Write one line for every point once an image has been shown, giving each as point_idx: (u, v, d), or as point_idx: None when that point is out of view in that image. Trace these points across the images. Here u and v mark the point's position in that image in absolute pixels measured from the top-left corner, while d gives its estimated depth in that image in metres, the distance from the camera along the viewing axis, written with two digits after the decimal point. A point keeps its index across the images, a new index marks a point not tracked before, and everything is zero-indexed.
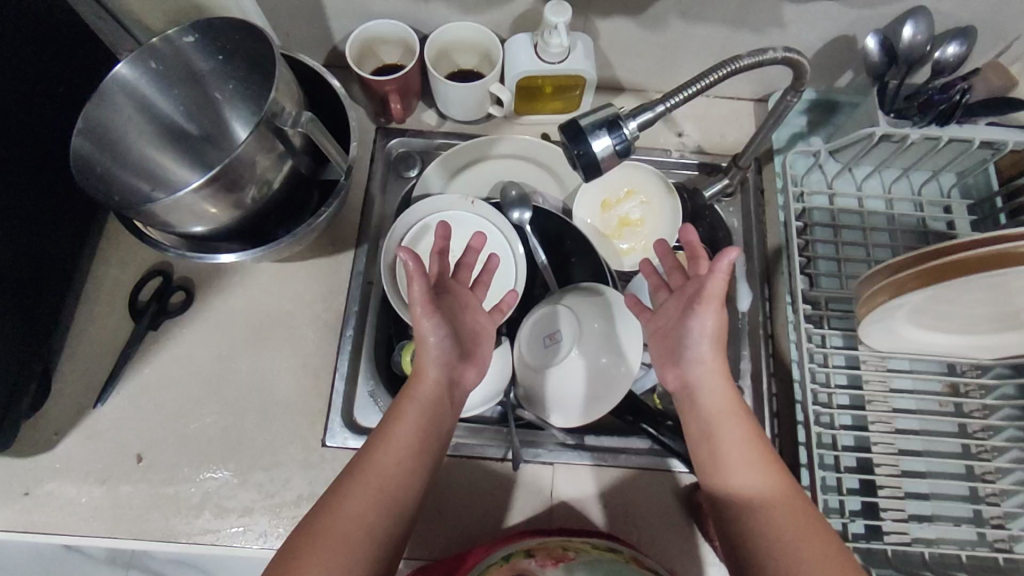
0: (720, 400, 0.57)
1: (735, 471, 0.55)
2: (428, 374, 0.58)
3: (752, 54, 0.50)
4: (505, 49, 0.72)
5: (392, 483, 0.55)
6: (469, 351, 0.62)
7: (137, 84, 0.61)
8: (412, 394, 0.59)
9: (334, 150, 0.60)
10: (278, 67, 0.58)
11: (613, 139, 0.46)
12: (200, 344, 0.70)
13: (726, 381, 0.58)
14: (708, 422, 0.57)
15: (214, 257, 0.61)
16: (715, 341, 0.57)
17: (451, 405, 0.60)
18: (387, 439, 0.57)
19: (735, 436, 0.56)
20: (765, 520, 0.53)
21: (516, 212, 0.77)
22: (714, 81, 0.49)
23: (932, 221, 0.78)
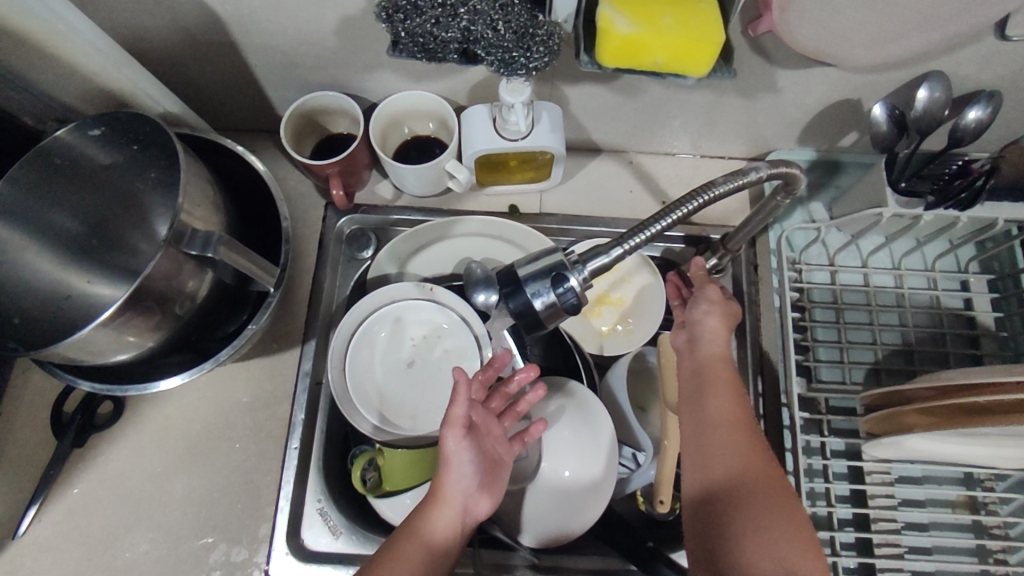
0: (719, 354, 0.53)
1: (716, 423, 0.49)
2: (444, 496, 0.52)
3: (729, 178, 0.42)
4: (461, 122, 0.64)
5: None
6: (497, 480, 0.55)
7: (31, 197, 0.55)
8: (436, 490, 0.53)
9: (257, 267, 0.53)
10: (186, 176, 0.50)
11: (557, 295, 0.38)
12: (132, 461, 0.64)
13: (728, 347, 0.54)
14: (702, 378, 0.51)
15: (152, 385, 0.55)
16: (723, 319, 0.55)
17: (463, 536, 0.52)
18: (409, 534, 0.51)
19: (730, 405, 0.50)
20: (740, 497, 0.46)
21: (479, 293, 0.69)
22: (685, 214, 0.41)
23: (947, 299, 0.70)
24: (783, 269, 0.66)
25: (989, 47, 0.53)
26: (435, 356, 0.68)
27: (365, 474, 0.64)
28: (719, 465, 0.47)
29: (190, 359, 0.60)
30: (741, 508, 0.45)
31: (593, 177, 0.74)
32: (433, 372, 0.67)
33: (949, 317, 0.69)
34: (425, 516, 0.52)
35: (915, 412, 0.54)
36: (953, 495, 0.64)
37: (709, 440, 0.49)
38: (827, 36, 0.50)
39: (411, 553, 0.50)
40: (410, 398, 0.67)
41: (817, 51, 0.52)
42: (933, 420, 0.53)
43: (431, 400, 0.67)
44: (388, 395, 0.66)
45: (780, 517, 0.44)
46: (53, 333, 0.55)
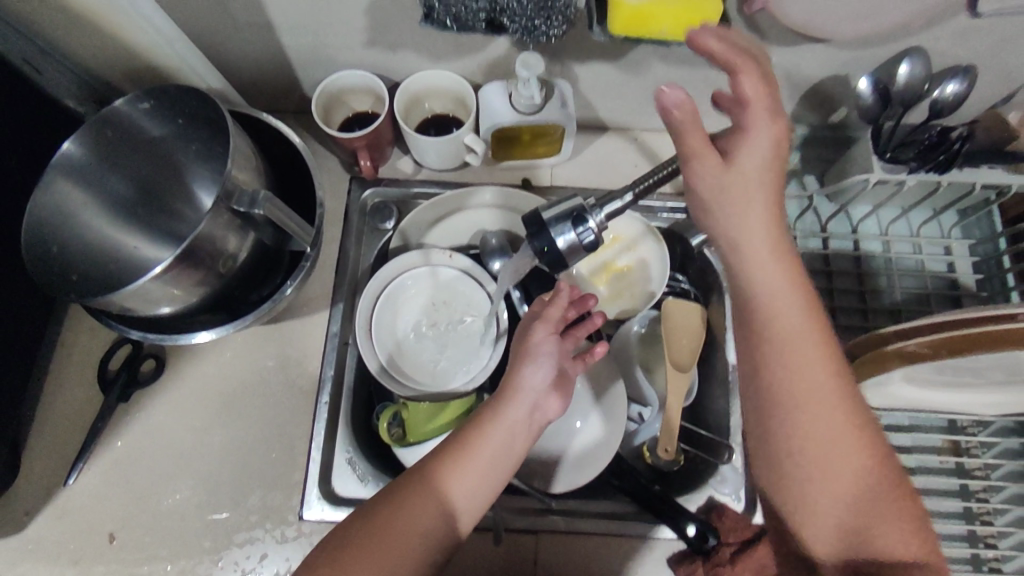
0: (794, 320, 0.46)
1: (795, 390, 0.46)
2: (517, 391, 0.55)
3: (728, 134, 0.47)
4: (479, 99, 0.69)
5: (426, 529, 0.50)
6: (565, 387, 0.57)
7: (89, 162, 0.60)
8: (469, 440, 0.53)
9: (296, 227, 0.57)
10: (233, 139, 0.55)
11: (578, 234, 0.42)
12: (173, 414, 0.68)
13: (790, 270, 0.47)
14: (781, 353, 0.46)
15: (189, 336, 0.59)
16: (776, 257, 0.46)
17: (530, 434, 0.54)
18: (431, 477, 0.52)
19: (801, 359, 0.46)
20: (822, 474, 0.47)
21: (495, 262, 0.74)
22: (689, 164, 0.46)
23: (930, 263, 0.75)
24: None
25: (963, 23, 0.58)
26: (452, 319, 0.72)
27: (391, 426, 0.69)
28: (805, 448, 0.47)
29: (223, 318, 0.64)
30: (814, 483, 0.47)
31: (599, 153, 0.79)
32: (452, 333, 0.72)
33: (933, 280, 0.74)
34: (454, 462, 0.52)
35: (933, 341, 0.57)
36: (939, 442, 0.68)
37: (791, 421, 0.47)
38: (815, 12, 0.55)
39: (431, 497, 0.51)
40: (431, 359, 0.72)
41: (807, 26, 0.57)
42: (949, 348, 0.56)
43: (448, 361, 0.71)
44: (410, 353, 0.71)
45: (852, 483, 0.47)
46: (105, 285, 0.59)
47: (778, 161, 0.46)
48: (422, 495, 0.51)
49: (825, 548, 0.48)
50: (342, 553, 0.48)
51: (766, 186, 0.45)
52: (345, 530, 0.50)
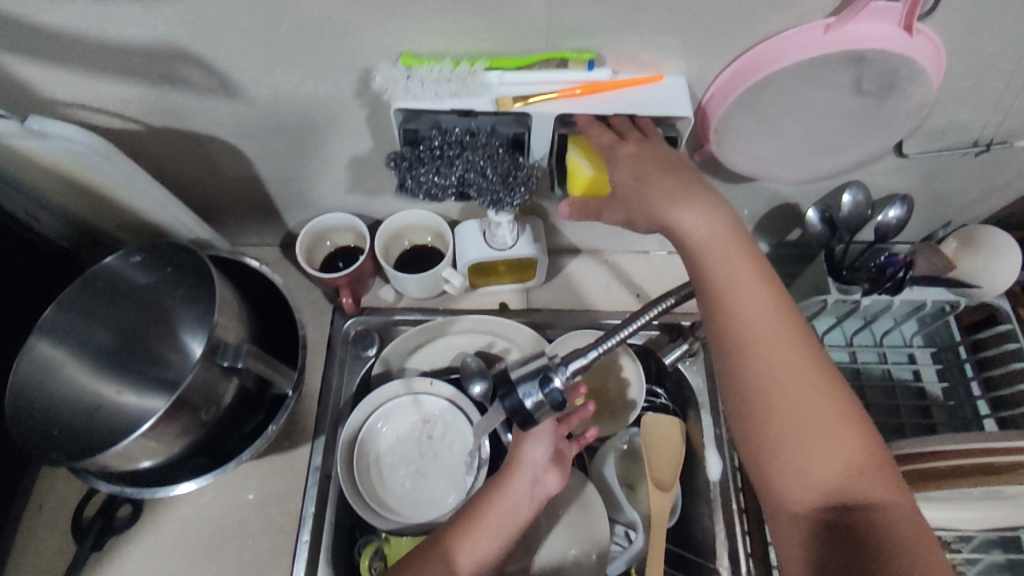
0: (764, 322, 0.47)
1: (778, 391, 0.46)
2: (519, 462, 0.60)
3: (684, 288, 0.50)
4: (455, 235, 0.73)
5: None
6: (564, 463, 0.62)
7: (79, 316, 0.62)
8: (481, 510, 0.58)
9: (278, 374, 0.59)
10: (217, 294, 0.57)
11: (545, 393, 0.44)
12: (148, 561, 0.67)
13: (753, 272, 0.48)
14: (752, 348, 0.47)
15: (168, 489, 0.59)
16: (737, 265, 0.48)
17: (532, 505, 0.59)
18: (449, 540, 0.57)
19: (777, 358, 0.46)
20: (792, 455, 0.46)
21: (476, 384, 0.76)
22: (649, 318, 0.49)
23: (897, 371, 0.77)
24: None
25: (893, 161, 0.64)
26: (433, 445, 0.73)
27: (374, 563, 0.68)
28: (774, 428, 0.46)
29: (204, 464, 0.63)
30: (792, 457, 0.46)
31: (573, 275, 0.83)
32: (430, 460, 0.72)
33: (901, 388, 0.76)
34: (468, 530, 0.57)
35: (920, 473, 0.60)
36: None
37: (768, 409, 0.46)
38: (758, 161, 0.61)
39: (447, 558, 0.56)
40: (410, 487, 0.71)
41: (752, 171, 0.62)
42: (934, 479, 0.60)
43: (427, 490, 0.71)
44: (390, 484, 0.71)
45: (829, 467, 0.45)
46: (89, 444, 0.60)
47: (731, 228, 0.48)
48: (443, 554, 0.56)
49: (798, 553, 0.46)
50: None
51: (726, 241, 0.48)
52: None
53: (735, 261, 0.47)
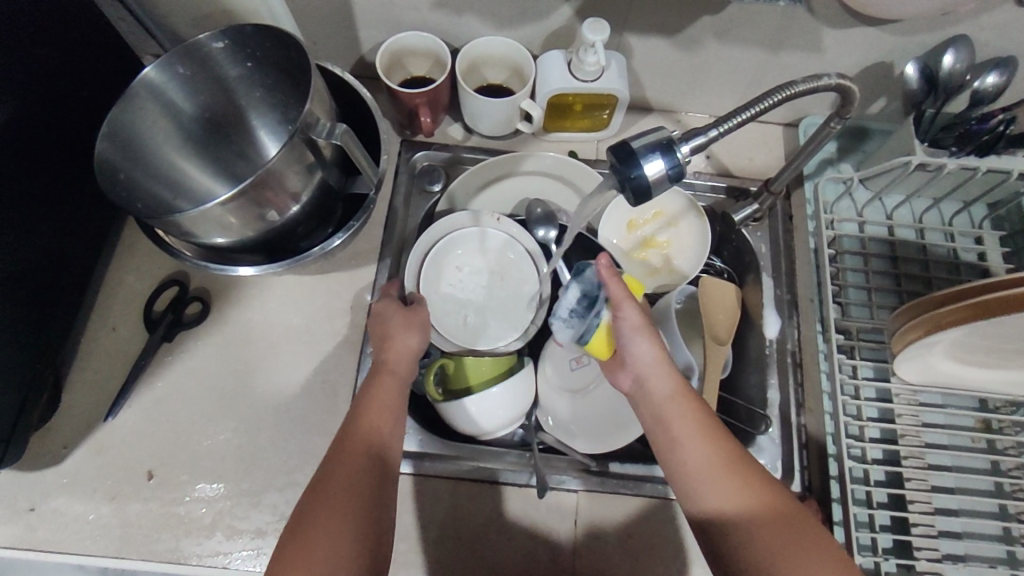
0: (667, 389, 0.54)
1: (686, 445, 0.51)
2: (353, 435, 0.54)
3: (807, 80, 0.50)
4: (537, 66, 0.71)
5: (354, 508, 0.49)
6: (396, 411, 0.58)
7: (165, 93, 0.60)
8: (378, 389, 0.57)
9: (366, 163, 0.59)
10: (313, 77, 0.55)
11: (666, 163, 0.44)
12: (216, 357, 0.68)
13: (671, 373, 0.54)
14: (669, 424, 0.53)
15: (232, 269, 0.59)
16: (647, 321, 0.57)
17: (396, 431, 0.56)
18: (342, 471, 0.51)
19: (685, 423, 0.52)
20: (730, 524, 0.48)
21: (540, 229, 0.76)
22: (767, 107, 0.49)
23: (963, 252, 0.76)
24: (819, 214, 0.74)
25: (1007, 13, 0.62)
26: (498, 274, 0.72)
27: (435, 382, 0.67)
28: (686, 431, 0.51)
29: (266, 259, 0.64)
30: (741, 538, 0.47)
31: (643, 131, 0.81)
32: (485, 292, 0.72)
33: (966, 268, 0.75)
34: (367, 417, 0.55)
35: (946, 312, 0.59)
36: (970, 421, 0.70)
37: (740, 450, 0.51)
38: None
39: (361, 458, 0.52)
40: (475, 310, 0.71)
41: (864, 4, 0.60)
42: (965, 315, 0.57)
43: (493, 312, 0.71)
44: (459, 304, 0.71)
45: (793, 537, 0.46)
46: (162, 207, 0.59)
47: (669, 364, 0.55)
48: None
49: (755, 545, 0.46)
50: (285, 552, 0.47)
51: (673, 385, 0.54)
52: (282, 539, 0.48)
53: (643, 338, 0.55)
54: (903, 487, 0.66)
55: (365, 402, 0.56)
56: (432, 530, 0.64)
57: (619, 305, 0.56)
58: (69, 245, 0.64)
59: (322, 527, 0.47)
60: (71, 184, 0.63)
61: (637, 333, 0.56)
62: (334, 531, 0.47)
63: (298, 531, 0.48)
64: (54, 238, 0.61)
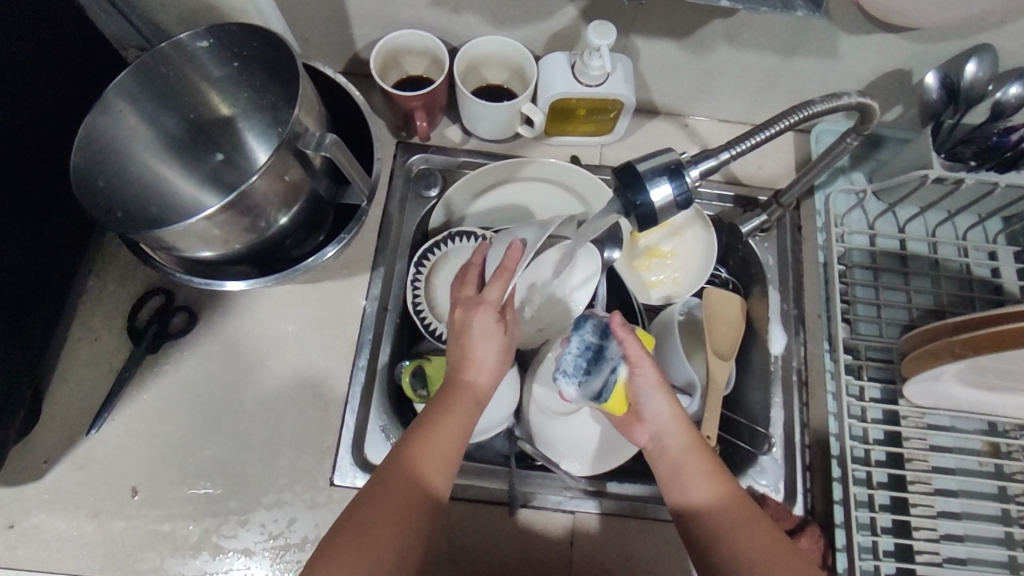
0: (682, 439, 0.52)
1: (696, 490, 0.51)
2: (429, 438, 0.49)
3: (826, 99, 0.49)
4: (539, 68, 0.68)
5: (401, 540, 0.46)
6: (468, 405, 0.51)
7: (146, 96, 0.58)
8: (451, 402, 0.51)
9: (357, 172, 0.56)
10: (302, 83, 0.53)
11: (675, 188, 0.42)
12: (204, 368, 0.66)
13: (686, 423, 0.53)
14: (677, 464, 0.52)
15: (220, 283, 0.57)
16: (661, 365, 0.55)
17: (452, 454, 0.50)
18: (401, 497, 0.47)
19: (700, 472, 0.51)
20: (730, 554, 0.48)
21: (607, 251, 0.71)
22: (785, 127, 0.48)
23: (976, 267, 0.74)
24: (830, 227, 0.71)
25: None
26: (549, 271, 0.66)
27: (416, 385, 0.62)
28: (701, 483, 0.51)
29: (255, 271, 0.61)
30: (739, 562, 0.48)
31: (649, 136, 0.78)
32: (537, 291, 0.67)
33: (978, 284, 0.73)
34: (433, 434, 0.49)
35: (956, 343, 0.58)
36: (978, 444, 0.68)
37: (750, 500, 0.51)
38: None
39: (416, 486, 0.48)
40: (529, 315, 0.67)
41: (885, 12, 0.57)
42: (974, 348, 0.57)
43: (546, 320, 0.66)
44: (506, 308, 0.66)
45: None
46: (147, 218, 0.57)
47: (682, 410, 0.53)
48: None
49: None
50: (321, 566, 0.45)
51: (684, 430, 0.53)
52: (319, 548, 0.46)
53: (660, 390, 0.52)
54: (909, 512, 0.64)
55: (435, 415, 0.50)
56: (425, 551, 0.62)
57: (637, 366, 0.52)
58: (51, 253, 0.61)
59: (368, 554, 0.45)
60: (53, 190, 0.60)
61: (656, 389, 0.53)
62: (378, 559, 0.45)
63: (343, 547, 0.45)
64: (34, 246, 0.59)
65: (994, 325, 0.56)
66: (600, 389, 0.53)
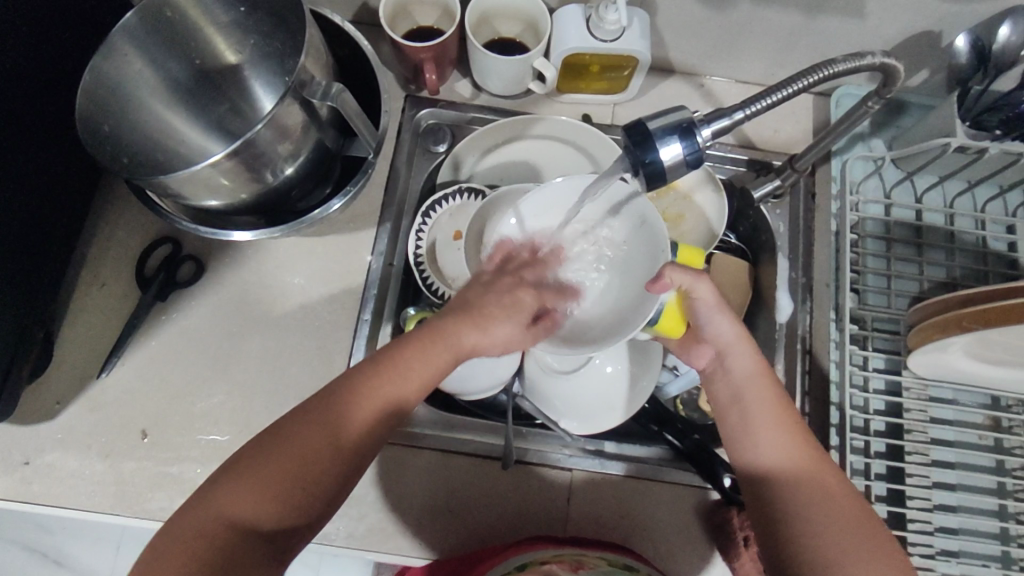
0: (750, 368, 0.54)
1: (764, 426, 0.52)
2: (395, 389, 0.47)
3: (847, 58, 0.47)
4: (553, 21, 0.66)
5: (331, 473, 0.44)
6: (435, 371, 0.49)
7: (152, 40, 0.57)
8: (415, 351, 0.48)
9: (364, 125, 0.55)
10: (309, 29, 0.51)
11: (686, 146, 0.41)
12: (210, 318, 0.67)
13: (752, 349, 0.55)
14: (745, 407, 0.53)
15: (226, 233, 0.57)
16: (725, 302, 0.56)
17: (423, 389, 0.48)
18: (339, 431, 0.44)
19: (765, 405, 0.53)
20: (798, 501, 0.49)
21: None
22: (804, 86, 0.46)
23: (993, 240, 0.72)
24: (844, 194, 0.70)
25: None
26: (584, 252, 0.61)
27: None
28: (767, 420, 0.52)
29: (262, 223, 0.61)
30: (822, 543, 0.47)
31: (664, 95, 0.75)
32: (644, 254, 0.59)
33: (993, 257, 0.71)
34: (387, 377, 0.47)
35: (966, 316, 0.57)
36: (980, 417, 0.68)
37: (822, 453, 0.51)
38: None
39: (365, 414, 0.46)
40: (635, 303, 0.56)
41: None
42: (985, 322, 0.56)
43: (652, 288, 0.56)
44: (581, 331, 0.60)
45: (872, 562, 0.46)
46: (154, 165, 0.57)
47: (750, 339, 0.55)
48: (260, 544, 0.41)
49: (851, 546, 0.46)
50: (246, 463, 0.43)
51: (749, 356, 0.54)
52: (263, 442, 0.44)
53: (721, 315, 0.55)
54: (904, 481, 0.64)
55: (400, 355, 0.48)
56: (424, 500, 0.64)
57: (698, 290, 0.54)
58: (61, 198, 0.61)
59: (291, 459, 0.43)
60: (63, 135, 0.60)
61: (716, 310, 0.55)
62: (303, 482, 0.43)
63: (270, 451, 0.43)
64: (44, 191, 0.59)
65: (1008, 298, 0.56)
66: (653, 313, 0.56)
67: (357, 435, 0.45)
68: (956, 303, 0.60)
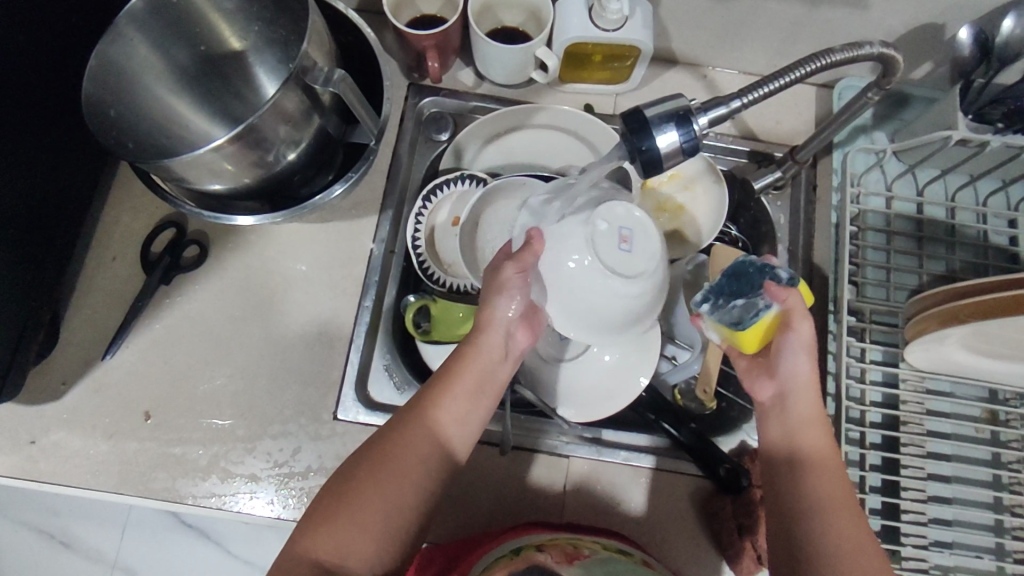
0: (811, 402, 0.54)
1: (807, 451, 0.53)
2: (439, 420, 0.53)
3: (845, 48, 0.47)
4: (555, 10, 0.66)
5: (400, 512, 0.50)
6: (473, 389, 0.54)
7: (159, 26, 0.58)
8: (448, 382, 0.54)
9: (365, 112, 0.56)
10: (312, 15, 0.52)
11: (681, 133, 0.41)
12: (213, 302, 0.68)
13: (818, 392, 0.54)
14: (799, 440, 0.53)
15: (231, 218, 0.57)
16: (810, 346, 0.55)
17: (472, 407, 0.54)
18: (399, 472, 0.50)
19: (816, 440, 0.53)
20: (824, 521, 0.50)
21: None
22: (801, 76, 0.46)
23: (994, 234, 0.72)
24: (845, 187, 0.69)
25: None
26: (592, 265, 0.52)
27: (419, 321, 0.66)
28: (811, 446, 0.53)
29: (266, 209, 0.62)
30: (821, 532, 0.49)
31: (667, 86, 0.75)
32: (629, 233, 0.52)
33: (994, 251, 0.71)
34: (433, 411, 0.53)
35: (965, 309, 0.58)
36: (977, 411, 0.68)
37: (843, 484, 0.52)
38: None
39: (419, 447, 0.52)
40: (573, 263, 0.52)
41: None
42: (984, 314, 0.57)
43: (628, 232, 0.52)
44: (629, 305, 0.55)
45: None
46: (158, 150, 0.58)
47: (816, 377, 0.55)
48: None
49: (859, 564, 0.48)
50: (321, 512, 0.49)
51: (810, 389, 0.54)
52: (340, 485, 0.50)
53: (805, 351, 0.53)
54: (899, 473, 0.65)
55: (437, 389, 0.54)
56: None
57: (796, 322, 0.51)
58: (67, 183, 0.62)
59: (363, 502, 0.49)
60: (70, 120, 0.61)
61: (802, 349, 0.53)
62: (377, 526, 0.49)
63: (347, 496, 0.49)
64: (51, 174, 0.60)
65: (1007, 290, 0.56)
66: (740, 315, 0.53)
67: (416, 468, 0.51)
68: (953, 295, 0.60)
